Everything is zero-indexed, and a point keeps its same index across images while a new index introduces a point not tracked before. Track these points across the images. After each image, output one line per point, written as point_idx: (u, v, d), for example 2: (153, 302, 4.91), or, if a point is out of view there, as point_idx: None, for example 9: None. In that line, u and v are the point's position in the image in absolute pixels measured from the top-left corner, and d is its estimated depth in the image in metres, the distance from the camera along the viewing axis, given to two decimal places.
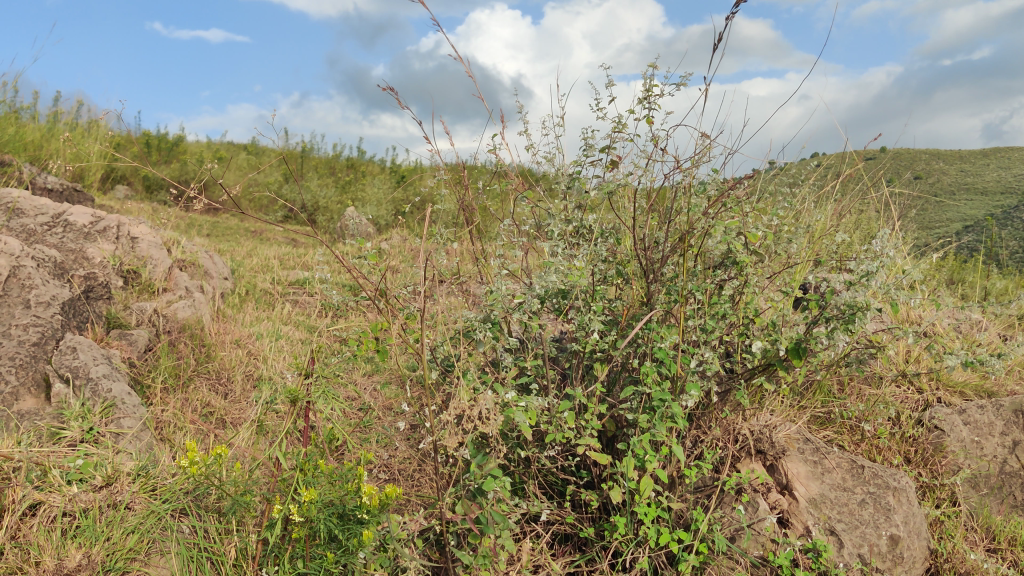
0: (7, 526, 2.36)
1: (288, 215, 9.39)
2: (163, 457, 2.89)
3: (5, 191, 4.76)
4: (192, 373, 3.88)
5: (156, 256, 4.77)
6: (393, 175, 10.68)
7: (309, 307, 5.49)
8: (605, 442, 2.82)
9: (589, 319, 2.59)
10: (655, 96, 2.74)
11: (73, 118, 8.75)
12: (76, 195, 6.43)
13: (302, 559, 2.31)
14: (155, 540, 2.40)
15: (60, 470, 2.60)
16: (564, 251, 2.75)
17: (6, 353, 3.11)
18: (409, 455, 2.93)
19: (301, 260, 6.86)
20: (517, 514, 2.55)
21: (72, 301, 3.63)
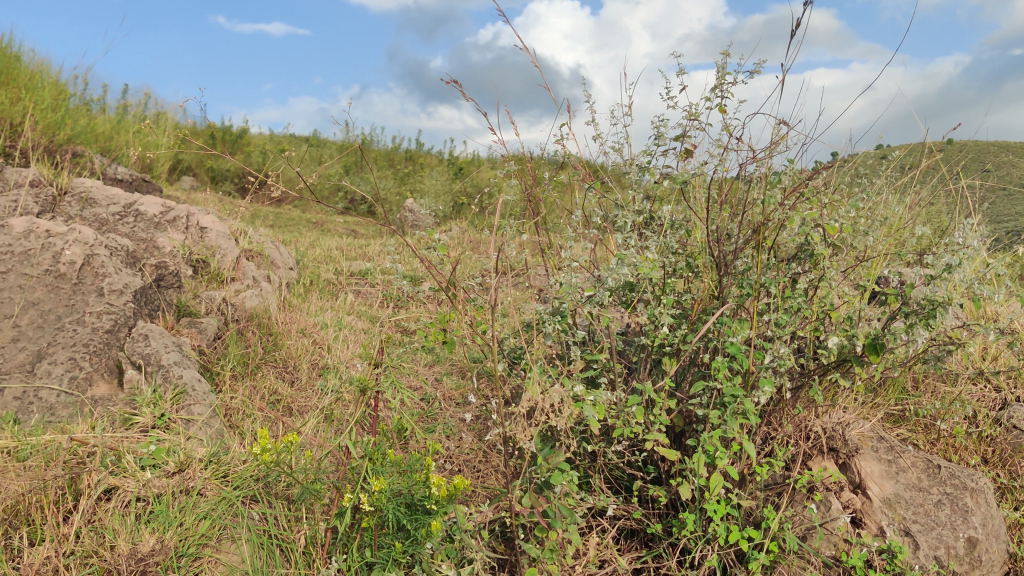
0: (84, 509, 2.40)
1: (348, 206, 9.48)
2: (234, 444, 2.92)
3: (79, 180, 4.89)
4: (260, 361, 3.92)
5: (224, 246, 4.83)
6: (452, 166, 10.70)
7: (371, 298, 5.51)
8: (673, 437, 2.76)
9: (660, 313, 2.55)
10: (728, 85, 2.67)
11: (142, 111, 8.92)
12: (146, 185, 6.55)
13: (370, 548, 2.30)
14: (226, 526, 2.42)
15: (134, 455, 2.65)
16: (636, 242, 2.70)
17: (80, 340, 3.24)
18: (475, 446, 2.91)
19: (361, 251, 6.90)
20: (584, 508, 2.52)
21: (144, 289, 3.70)
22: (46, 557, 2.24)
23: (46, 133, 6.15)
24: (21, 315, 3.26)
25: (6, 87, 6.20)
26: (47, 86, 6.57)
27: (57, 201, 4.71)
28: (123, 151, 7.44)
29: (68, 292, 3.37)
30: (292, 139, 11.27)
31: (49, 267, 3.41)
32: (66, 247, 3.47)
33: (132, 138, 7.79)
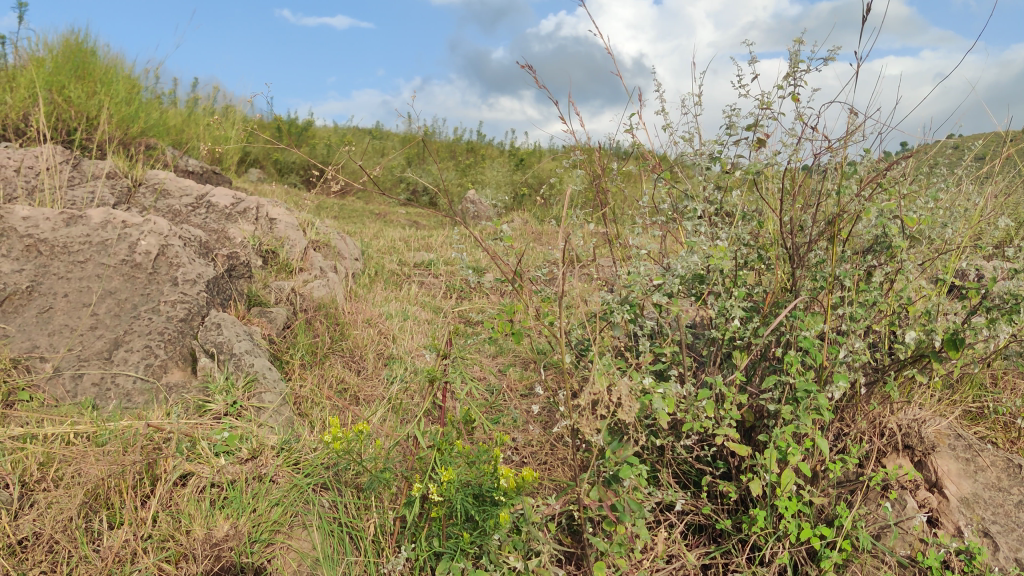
0: (161, 494, 2.46)
1: (410, 198, 9.56)
2: (305, 432, 2.97)
3: (153, 172, 5.01)
4: (328, 350, 3.96)
5: (293, 237, 4.93)
6: (514, 158, 10.70)
7: (434, 289, 5.53)
8: (743, 432, 2.72)
9: (731, 306, 2.51)
10: (802, 73, 2.61)
11: (211, 104, 9.07)
12: (216, 176, 6.66)
13: (438, 537, 2.30)
14: (298, 513, 2.46)
15: (207, 442, 2.72)
16: (707, 233, 2.66)
17: (155, 328, 3.32)
18: (542, 438, 2.90)
19: (424, 242, 6.94)
20: (652, 503, 2.50)
21: (217, 279, 3.78)
22: (125, 540, 2.29)
23: (120, 126, 6.29)
24: (99, 304, 3.36)
25: (82, 82, 6.36)
26: (121, 80, 6.72)
27: (132, 192, 4.84)
28: (193, 144, 7.61)
29: (144, 282, 3.45)
30: (355, 131, 11.38)
31: (125, 257, 3.49)
32: (142, 237, 3.56)
33: (202, 131, 7.97)
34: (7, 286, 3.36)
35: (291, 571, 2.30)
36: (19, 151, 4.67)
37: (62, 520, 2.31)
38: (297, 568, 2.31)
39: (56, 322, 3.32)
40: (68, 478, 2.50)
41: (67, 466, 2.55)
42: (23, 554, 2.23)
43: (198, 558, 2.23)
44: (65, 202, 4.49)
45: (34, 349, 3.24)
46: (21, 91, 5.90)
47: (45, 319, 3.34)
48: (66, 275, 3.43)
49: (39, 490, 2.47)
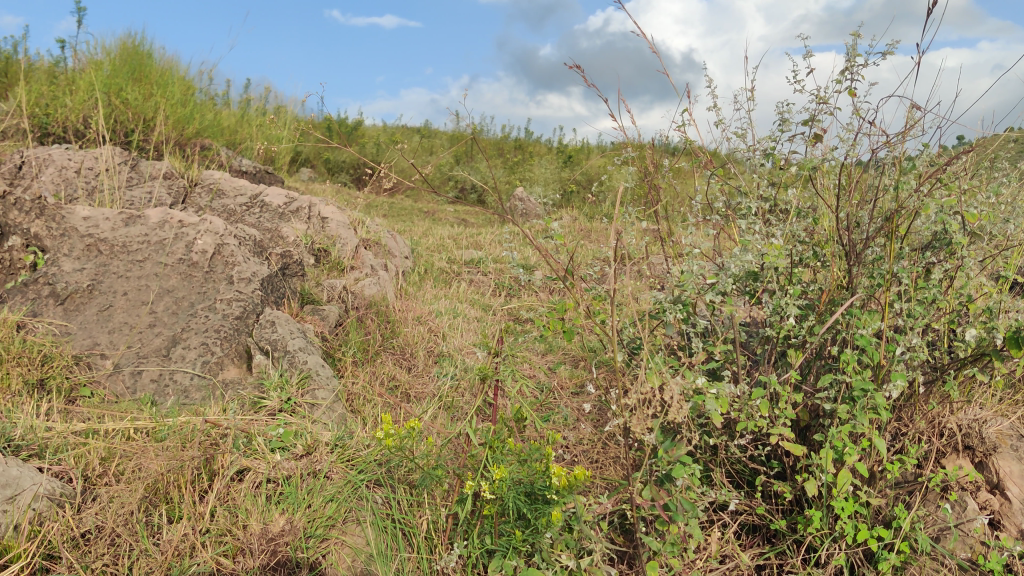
0: (219, 489, 2.50)
1: (458, 196, 9.60)
2: (359, 429, 3.00)
3: (209, 173, 5.09)
4: (379, 348, 3.99)
5: (344, 235, 4.98)
6: (561, 155, 10.69)
7: (483, 287, 5.55)
8: (798, 431, 2.68)
9: (786, 304, 2.47)
10: (859, 67, 2.57)
11: (263, 104, 9.21)
12: (268, 177, 6.77)
13: (491, 535, 2.30)
14: (352, 509, 2.48)
15: (264, 438, 2.76)
16: (762, 229, 2.63)
17: (211, 326, 3.38)
18: (594, 437, 2.90)
19: (473, 240, 6.97)
20: (705, 502, 2.48)
21: (271, 277, 3.84)
22: (184, 534, 2.32)
23: (176, 127, 6.40)
24: (157, 303, 3.47)
25: (139, 84, 6.50)
26: (176, 82, 6.85)
27: (188, 192, 4.97)
28: (246, 144, 7.73)
29: (200, 280, 3.54)
30: (404, 130, 11.45)
31: (182, 256, 3.59)
32: (199, 236, 3.64)
33: (255, 132, 8.09)
34: (70, 285, 3.52)
35: (345, 567, 2.33)
36: (80, 152, 4.77)
37: (123, 513, 2.35)
38: (352, 564, 2.34)
39: (115, 320, 3.42)
40: (129, 473, 2.55)
41: (128, 460, 2.60)
42: (86, 547, 2.27)
43: (254, 552, 2.28)
44: (123, 202, 4.58)
45: (95, 346, 3.32)
46: (81, 93, 6.06)
47: (105, 317, 3.44)
48: (126, 274, 3.56)
49: (102, 484, 2.52)
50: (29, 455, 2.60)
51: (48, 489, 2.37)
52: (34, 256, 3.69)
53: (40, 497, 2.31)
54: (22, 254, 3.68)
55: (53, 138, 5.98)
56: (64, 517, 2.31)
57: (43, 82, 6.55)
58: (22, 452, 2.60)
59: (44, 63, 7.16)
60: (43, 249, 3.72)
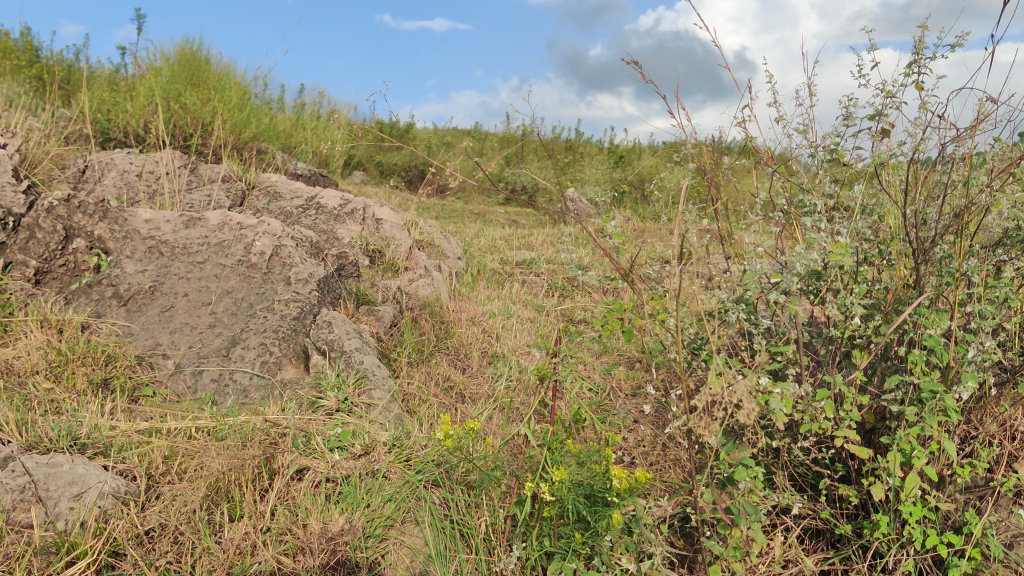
0: (278, 488, 2.52)
1: (509, 197, 9.61)
2: (417, 429, 2.99)
3: (266, 175, 5.19)
4: (434, 348, 3.99)
5: (398, 236, 5.00)
6: (613, 156, 10.63)
7: (536, 288, 5.52)
8: (863, 433, 2.62)
9: (852, 303, 2.42)
10: (926, 61, 2.50)
11: (317, 108, 9.30)
12: (323, 180, 6.83)
13: (549, 537, 2.28)
14: (410, 509, 2.48)
15: (322, 437, 2.78)
16: (827, 226, 2.57)
17: (270, 327, 3.41)
18: (652, 438, 2.86)
19: (525, 240, 6.95)
20: (768, 506, 2.44)
21: (327, 278, 3.87)
22: (245, 533, 2.34)
23: (233, 132, 6.48)
24: (218, 304, 3.52)
25: (197, 89, 6.60)
26: (233, 86, 6.94)
27: (246, 195, 5.04)
28: (300, 148, 7.81)
29: (259, 281, 3.60)
30: (455, 133, 11.48)
31: (241, 257, 3.66)
32: (257, 238, 3.70)
33: (309, 136, 8.19)
34: (132, 287, 3.58)
35: (404, 567, 2.32)
36: (141, 157, 4.86)
37: (186, 511, 2.37)
38: (411, 565, 2.33)
39: (177, 321, 3.47)
40: (191, 471, 2.57)
41: (190, 459, 2.63)
42: (150, 544, 2.30)
43: (315, 551, 2.29)
44: (183, 205, 4.65)
45: (157, 346, 3.38)
46: (141, 100, 6.18)
47: (167, 318, 3.49)
48: (186, 275, 3.63)
49: (165, 482, 2.55)
50: (94, 453, 2.64)
51: (113, 487, 2.40)
52: (98, 258, 3.83)
53: (105, 495, 2.35)
54: (86, 256, 3.83)
55: (115, 143, 6.10)
56: (128, 514, 2.34)
57: (105, 89, 6.69)
58: (88, 450, 2.64)
59: (105, 71, 7.31)
60: (106, 251, 3.84)
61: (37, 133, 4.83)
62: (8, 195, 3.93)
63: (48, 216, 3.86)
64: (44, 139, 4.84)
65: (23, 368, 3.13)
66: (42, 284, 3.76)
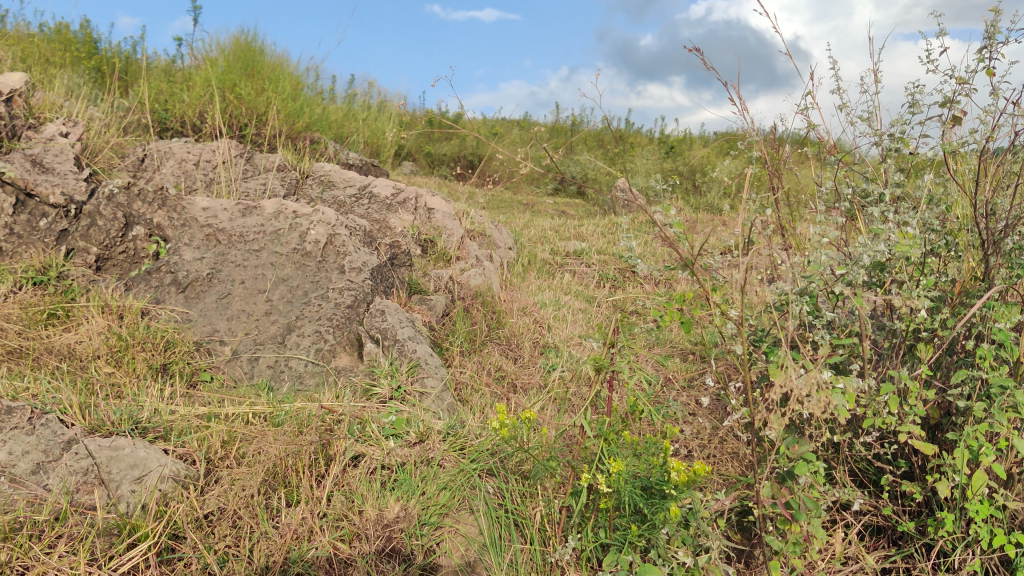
0: (334, 474, 2.54)
1: (557, 187, 9.58)
2: (471, 418, 2.99)
3: (320, 165, 5.22)
4: (485, 338, 3.99)
5: (450, 226, 5.01)
6: (663, 146, 10.52)
7: (587, 278, 5.49)
8: (927, 429, 2.56)
9: (918, 295, 2.36)
10: (999, 46, 2.42)
11: (368, 99, 9.34)
12: (374, 170, 6.86)
13: (605, 529, 2.26)
14: (465, 497, 2.48)
15: (377, 424, 2.80)
16: (893, 216, 2.51)
17: (324, 315, 3.44)
18: (709, 431, 2.83)
19: (576, 231, 6.91)
20: (828, 501, 2.39)
21: (380, 267, 3.89)
22: (302, 518, 2.36)
23: (288, 122, 6.53)
24: (273, 291, 3.55)
25: (252, 80, 6.67)
26: (286, 77, 7.00)
27: (300, 184, 5.08)
28: (352, 138, 7.85)
29: (314, 269, 3.63)
30: (505, 123, 11.45)
31: (297, 245, 3.70)
32: (312, 227, 3.74)
33: (361, 127, 8.23)
34: (190, 274, 3.64)
35: (459, 556, 2.32)
36: (198, 146, 4.92)
37: (244, 496, 2.40)
38: (465, 553, 2.33)
39: (233, 308, 3.52)
40: (249, 456, 2.60)
41: (248, 444, 2.66)
42: (209, 528, 2.32)
43: (371, 538, 2.31)
44: (239, 193, 4.70)
45: (215, 333, 3.43)
46: (197, 89, 6.25)
47: (223, 305, 3.53)
48: (243, 263, 3.68)
49: (223, 466, 2.58)
50: (155, 437, 2.68)
51: (173, 470, 2.43)
52: (156, 246, 3.89)
53: (165, 478, 2.38)
54: (146, 244, 3.88)
55: (172, 133, 6.18)
56: (188, 498, 2.37)
57: (162, 79, 6.77)
58: (149, 434, 2.68)
59: (162, 62, 7.40)
60: (165, 239, 3.90)
61: (97, 122, 4.90)
62: (71, 182, 3.97)
63: (109, 204, 3.92)
64: (104, 128, 4.91)
65: (85, 353, 3.17)
66: (103, 270, 3.83)
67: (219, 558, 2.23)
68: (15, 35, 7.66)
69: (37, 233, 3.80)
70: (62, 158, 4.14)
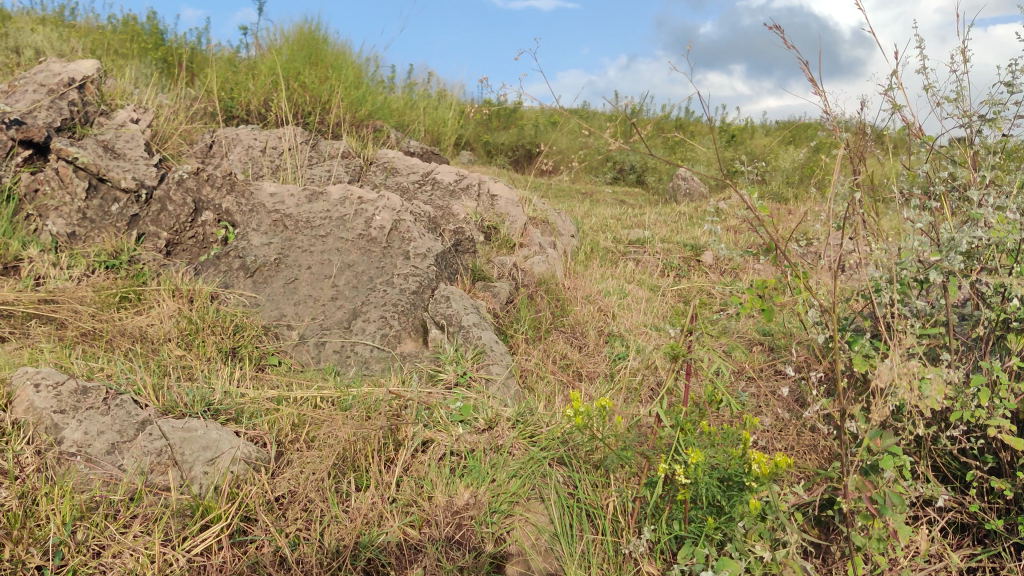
0: (403, 460, 2.52)
1: (616, 176, 9.48)
2: (538, 406, 2.94)
3: (383, 152, 5.23)
4: (550, 326, 3.94)
5: (513, 213, 4.97)
6: (727, 134, 10.32)
7: (650, 267, 5.40)
8: (1016, 423, 2.45)
9: (1013, 284, 2.25)
10: None
11: (427, 87, 9.33)
12: (436, 158, 6.84)
13: (680, 521, 2.20)
14: (536, 485, 2.43)
15: (445, 410, 2.77)
16: (985, 201, 2.40)
17: (389, 300, 3.42)
18: (785, 422, 2.75)
19: (637, 219, 6.81)
20: (912, 497, 2.30)
21: (444, 253, 3.86)
22: (372, 503, 2.35)
23: (351, 109, 6.44)
24: (339, 277, 3.55)
25: (315, 68, 6.70)
26: (349, 65, 7.01)
27: (365, 170, 5.08)
28: (413, 127, 7.85)
29: (378, 255, 3.62)
30: (564, 112, 11.35)
31: (362, 231, 3.69)
32: (377, 212, 3.73)
33: (421, 115, 8.23)
34: (258, 259, 3.66)
35: (529, 545, 2.28)
36: (265, 133, 4.95)
37: (315, 480, 2.40)
38: (536, 542, 2.29)
39: (301, 292, 3.52)
40: (319, 440, 2.60)
41: (318, 428, 2.66)
42: (280, 511, 2.32)
43: (440, 524, 2.28)
44: (305, 179, 4.72)
45: (282, 317, 3.45)
46: (262, 78, 6.30)
47: (291, 290, 3.54)
48: (309, 248, 3.68)
49: (294, 449, 2.58)
50: (226, 419, 2.69)
51: (245, 452, 2.44)
52: (225, 231, 3.95)
53: (237, 460, 2.39)
54: (215, 229, 3.95)
55: (237, 121, 6.24)
56: (260, 481, 2.38)
57: (226, 68, 6.83)
58: (220, 416, 2.69)
59: (226, 52, 7.47)
60: (234, 224, 3.95)
61: (166, 109, 4.95)
62: (142, 167, 4.04)
63: (179, 189, 3.97)
64: (172, 115, 4.96)
65: (156, 335, 3.21)
66: (173, 255, 3.88)
67: (290, 541, 2.23)
68: (83, 28, 7.79)
69: (109, 218, 3.86)
70: (133, 144, 4.19)
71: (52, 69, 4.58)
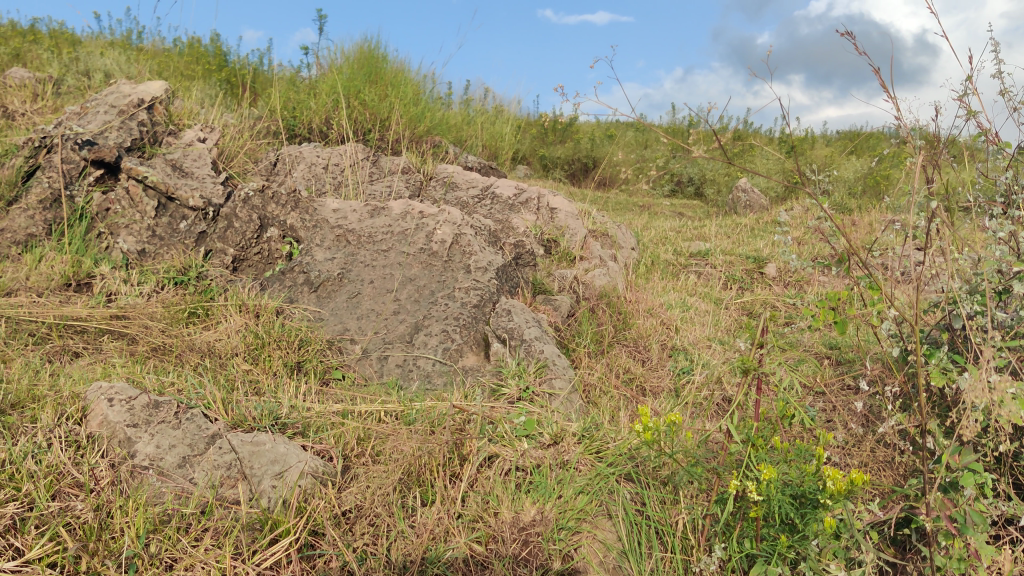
0: (468, 475, 2.51)
1: (674, 188, 9.39)
2: (602, 420, 2.91)
3: (443, 167, 5.25)
4: (612, 339, 3.89)
5: (573, 225, 4.95)
6: (787, 144, 10.17)
7: (712, 279, 5.32)
8: None
9: None
10: None
11: (484, 103, 9.37)
12: (494, 172, 6.85)
13: (751, 539, 2.14)
14: (603, 502, 2.43)
15: (509, 425, 2.76)
16: None
17: (451, 314, 3.43)
18: (857, 438, 2.68)
19: (697, 232, 6.73)
20: (995, 516, 2.22)
21: (505, 267, 3.85)
22: (438, 519, 2.35)
23: (410, 126, 6.52)
24: (401, 291, 3.56)
25: (376, 85, 6.76)
26: (408, 81, 7.07)
27: (424, 185, 5.10)
28: (470, 142, 7.87)
29: (439, 269, 3.62)
30: (621, 125, 11.29)
31: (423, 245, 3.70)
32: (438, 226, 3.74)
33: (479, 131, 8.25)
34: (322, 274, 3.70)
35: (597, 562, 2.26)
36: (328, 150, 5.01)
37: (381, 494, 2.41)
38: (604, 560, 2.28)
39: (364, 307, 3.55)
40: (384, 454, 2.60)
41: (383, 442, 2.67)
42: (347, 525, 2.33)
43: (507, 540, 2.26)
44: (367, 195, 4.76)
45: (346, 331, 3.47)
46: (324, 96, 6.37)
47: (354, 304, 3.57)
48: (372, 263, 3.70)
49: (359, 463, 2.60)
50: (293, 433, 2.72)
51: (313, 466, 2.45)
52: (290, 247, 3.96)
53: (306, 474, 2.40)
54: (279, 244, 3.96)
55: (299, 138, 6.32)
56: (327, 494, 2.38)
57: (288, 88, 6.94)
58: (288, 430, 2.72)
59: (287, 72, 7.60)
60: (298, 239, 3.96)
61: (232, 129, 5.04)
62: (208, 185, 4.11)
63: (245, 206, 4.03)
64: (238, 134, 5.05)
65: (224, 350, 3.26)
66: (239, 271, 3.93)
67: (358, 556, 2.23)
68: (149, 50, 7.99)
69: (177, 235, 3.94)
70: (200, 162, 4.27)
71: (122, 91, 4.69)
